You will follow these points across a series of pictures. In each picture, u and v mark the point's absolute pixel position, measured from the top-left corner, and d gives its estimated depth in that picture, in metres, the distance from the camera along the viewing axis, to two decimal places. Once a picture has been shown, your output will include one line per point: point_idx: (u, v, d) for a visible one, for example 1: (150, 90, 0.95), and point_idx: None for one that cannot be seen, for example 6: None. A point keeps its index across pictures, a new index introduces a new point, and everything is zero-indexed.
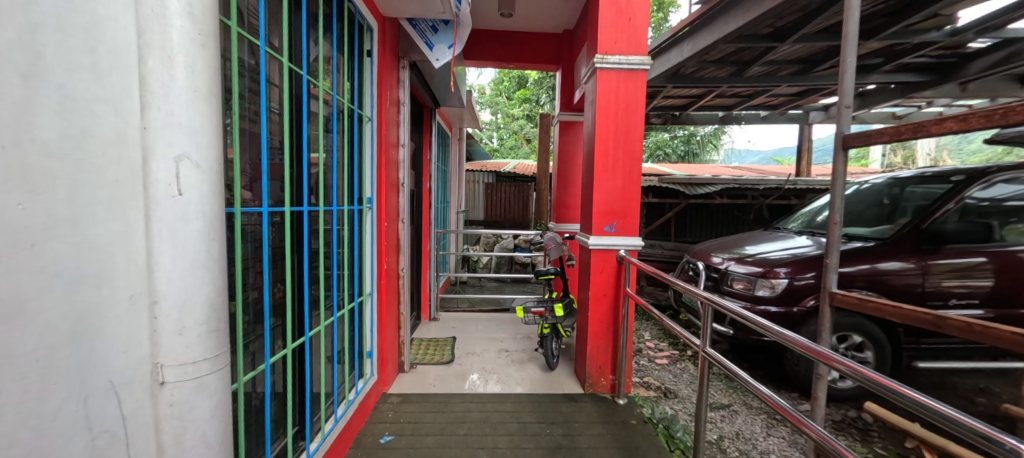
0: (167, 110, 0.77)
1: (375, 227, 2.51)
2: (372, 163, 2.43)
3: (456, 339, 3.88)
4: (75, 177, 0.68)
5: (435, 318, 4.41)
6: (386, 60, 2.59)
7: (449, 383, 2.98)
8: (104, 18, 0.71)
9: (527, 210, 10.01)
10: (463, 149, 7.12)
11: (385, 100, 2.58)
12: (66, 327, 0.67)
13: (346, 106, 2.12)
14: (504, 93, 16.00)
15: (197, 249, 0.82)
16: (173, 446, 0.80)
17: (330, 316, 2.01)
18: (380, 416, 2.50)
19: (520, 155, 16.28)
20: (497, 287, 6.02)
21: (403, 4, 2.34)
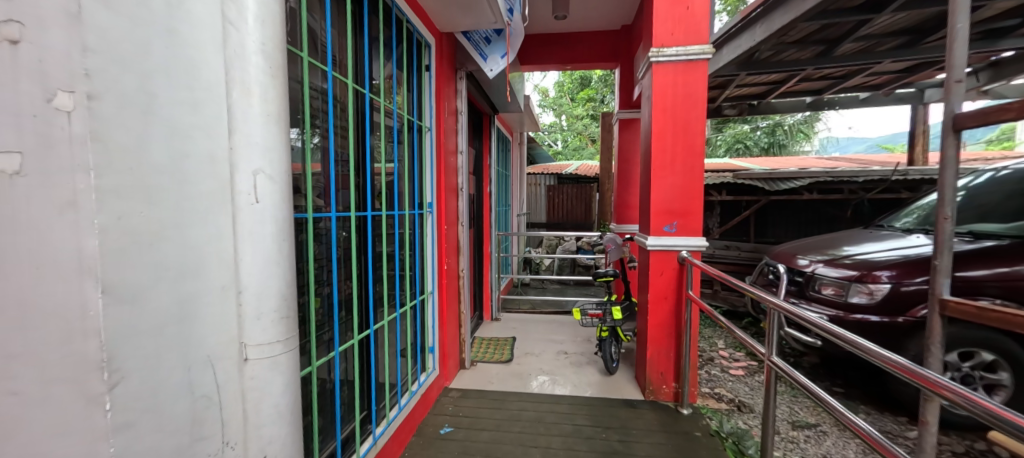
0: (247, 133, 0.93)
1: (436, 230, 2.67)
2: (432, 170, 2.59)
3: (516, 339, 3.95)
4: (176, 186, 0.83)
5: (496, 318, 4.54)
6: (443, 72, 2.74)
7: (507, 382, 3.04)
8: (201, 63, 0.88)
9: (590, 212, 9.83)
10: (524, 153, 7.22)
11: (443, 110, 2.73)
12: (171, 310, 0.83)
13: (407, 119, 2.28)
14: (567, 95, 15.87)
15: (271, 249, 0.97)
16: (252, 411, 0.95)
17: (394, 313, 2.18)
18: (441, 409, 2.65)
19: (585, 157, 16.07)
20: (559, 289, 5.99)
21: (457, 20, 2.46)
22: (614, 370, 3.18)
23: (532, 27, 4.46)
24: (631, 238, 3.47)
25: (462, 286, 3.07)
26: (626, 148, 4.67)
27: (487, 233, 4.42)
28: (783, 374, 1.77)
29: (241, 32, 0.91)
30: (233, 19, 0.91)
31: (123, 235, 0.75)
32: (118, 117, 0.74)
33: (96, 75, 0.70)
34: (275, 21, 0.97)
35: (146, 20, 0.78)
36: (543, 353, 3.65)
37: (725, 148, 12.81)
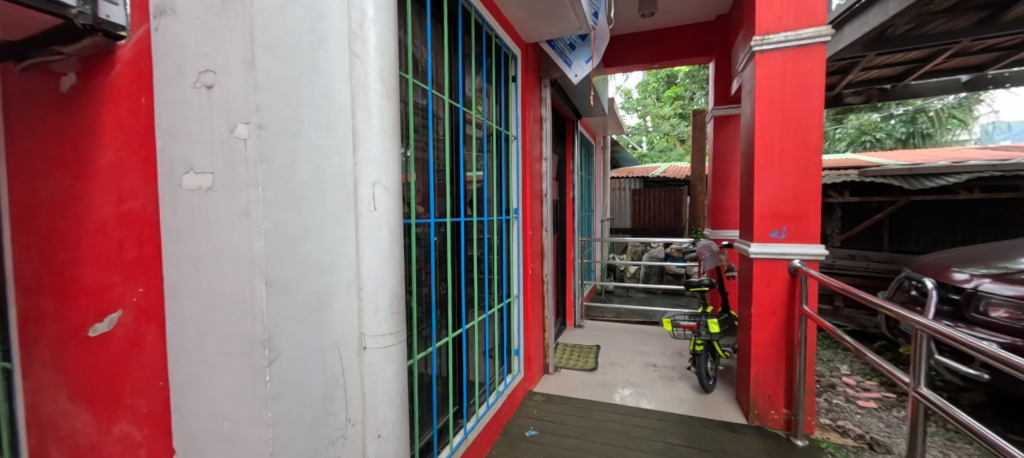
0: (368, 149, 1.05)
1: (521, 236, 2.71)
2: (518, 176, 2.62)
3: (601, 348, 3.82)
4: (317, 196, 0.98)
5: (580, 325, 4.48)
6: (528, 81, 2.78)
7: (592, 391, 2.96)
8: (334, 93, 1.03)
9: (680, 217, 9.15)
10: (607, 157, 7.03)
11: (529, 117, 2.75)
12: (312, 302, 0.97)
13: (495, 128, 2.34)
14: (652, 95, 15.12)
15: (385, 251, 1.08)
16: (371, 393, 1.08)
17: (483, 314, 2.26)
18: (526, 411, 2.68)
19: (673, 159, 15.12)
20: (646, 297, 5.67)
21: (543, 29, 2.48)
22: (711, 388, 2.89)
23: (617, 29, 4.37)
24: (729, 245, 3.13)
25: (546, 292, 3.03)
26: (724, 147, 4.27)
27: (569, 238, 4.38)
28: (933, 407, 1.45)
29: (365, 63, 1.05)
30: (358, 52, 1.05)
31: (281, 239, 0.90)
32: (279, 142, 0.90)
33: (265, 109, 0.86)
34: (390, 49, 1.09)
35: (299, 61, 0.94)
36: (629, 364, 3.48)
37: (848, 142, 10.93)
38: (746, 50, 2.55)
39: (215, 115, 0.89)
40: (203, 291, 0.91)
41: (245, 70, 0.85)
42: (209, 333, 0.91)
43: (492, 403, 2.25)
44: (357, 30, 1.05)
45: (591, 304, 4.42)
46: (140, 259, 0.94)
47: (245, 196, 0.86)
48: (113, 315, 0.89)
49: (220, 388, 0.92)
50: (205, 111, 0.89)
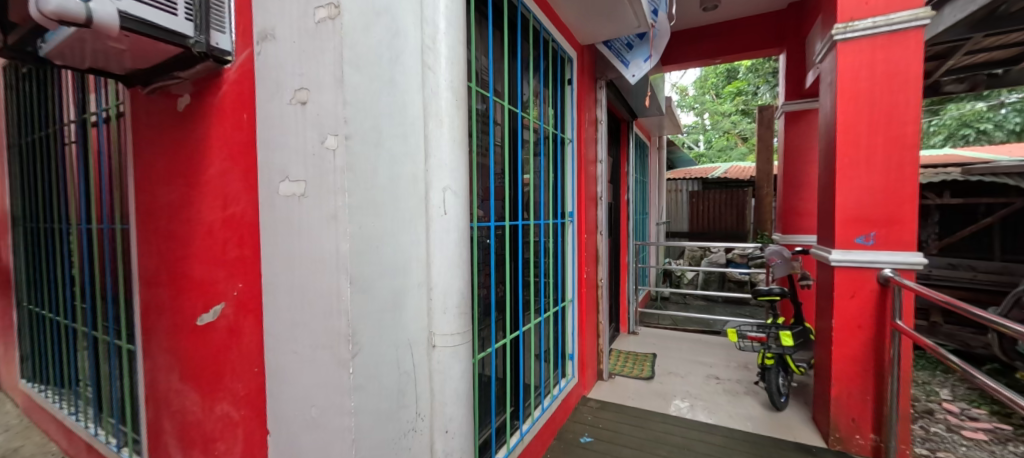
0: (439, 157, 1.11)
1: (576, 241, 2.40)
2: (572, 179, 2.48)
3: (657, 356, 3.65)
4: (393, 201, 1.04)
5: (633, 332, 4.30)
6: (584, 83, 2.56)
7: (647, 401, 2.84)
8: (410, 103, 1.09)
9: (743, 220, 8.32)
10: (664, 158, 6.71)
11: (583, 120, 2.55)
12: (389, 301, 1.04)
13: (551, 132, 2.23)
14: (710, 91, 14.30)
15: (454, 253, 1.13)
16: (440, 389, 1.13)
17: (538, 317, 2.17)
18: (579, 417, 2.63)
19: (734, 158, 14.15)
20: (705, 306, 5.30)
21: (597, 30, 2.25)
22: (783, 406, 2.66)
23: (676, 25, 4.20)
24: (804, 251, 2.87)
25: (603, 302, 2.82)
26: (794, 143, 3.98)
27: (624, 242, 4.21)
28: None
29: (438, 74, 1.10)
30: (430, 64, 1.11)
31: (364, 241, 0.96)
32: (364, 152, 0.97)
33: (352, 121, 0.93)
34: (460, 60, 1.14)
35: (380, 75, 1.01)
36: (688, 375, 3.30)
37: (947, 136, 9.59)
38: (825, 39, 2.35)
39: (308, 127, 0.97)
40: (296, 288, 1.00)
41: (335, 87, 0.92)
42: (300, 326, 1.00)
43: (549, 407, 2.15)
44: (430, 43, 1.11)
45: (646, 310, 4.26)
46: (243, 256, 1.16)
47: (333, 202, 0.93)
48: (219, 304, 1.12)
49: (308, 377, 1.00)
50: (299, 125, 0.98)
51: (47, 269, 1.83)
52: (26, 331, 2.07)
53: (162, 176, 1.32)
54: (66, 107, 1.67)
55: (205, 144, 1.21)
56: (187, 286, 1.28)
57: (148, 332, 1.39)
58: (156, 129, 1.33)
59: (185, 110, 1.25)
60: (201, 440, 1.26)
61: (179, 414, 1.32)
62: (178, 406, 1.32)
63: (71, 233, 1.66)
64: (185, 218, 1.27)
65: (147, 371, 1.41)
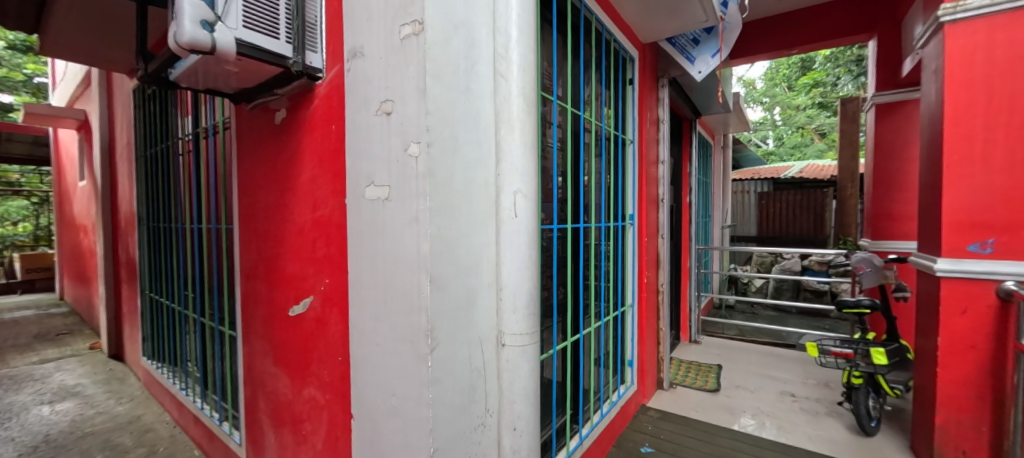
0: (510, 162, 1.14)
1: (637, 244, 2.13)
2: (634, 178, 2.07)
3: (724, 368, 3.22)
4: (468, 204, 1.09)
5: (697, 341, 3.82)
6: (646, 82, 2.26)
7: (713, 414, 2.49)
8: (482, 111, 1.14)
9: (823, 223, 7.45)
10: (730, 159, 6.12)
11: (646, 119, 2.21)
12: (463, 299, 1.09)
13: (612, 132, 1.90)
14: (784, 84, 13.09)
15: (524, 254, 1.16)
16: (509, 386, 1.16)
17: (599, 321, 1.84)
18: (638, 426, 2.36)
19: (811, 156, 12.76)
20: (777, 316, 4.86)
21: (661, 26, 1.98)
22: (876, 432, 2.30)
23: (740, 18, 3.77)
24: (901, 259, 2.56)
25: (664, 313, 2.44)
26: (888, 139, 3.54)
27: (685, 246, 3.80)
28: None
29: (509, 83, 1.15)
30: (502, 72, 1.15)
31: (442, 243, 1.02)
32: (443, 158, 1.02)
33: (433, 130, 0.98)
34: (530, 67, 1.17)
35: (457, 85, 1.06)
36: (760, 391, 2.86)
37: None
38: (929, 20, 2.09)
39: (392, 136, 1.04)
40: (379, 285, 1.08)
41: (418, 98, 0.98)
42: (383, 320, 1.08)
43: (610, 414, 1.84)
44: (502, 52, 1.15)
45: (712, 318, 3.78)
46: (330, 255, 1.25)
47: (415, 206, 1.00)
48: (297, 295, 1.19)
49: (389, 368, 1.07)
50: (384, 134, 1.06)
51: (165, 263, 2.11)
52: (149, 316, 2.42)
53: (261, 182, 1.48)
54: (183, 124, 1.92)
55: (299, 153, 1.34)
56: (280, 281, 1.42)
57: (247, 321, 1.55)
58: (258, 140, 1.49)
59: (281, 123, 1.40)
60: (291, 420, 1.40)
61: (273, 396, 1.46)
62: (272, 388, 1.46)
63: (185, 233, 1.91)
64: (280, 219, 1.41)
65: (246, 355, 1.58)
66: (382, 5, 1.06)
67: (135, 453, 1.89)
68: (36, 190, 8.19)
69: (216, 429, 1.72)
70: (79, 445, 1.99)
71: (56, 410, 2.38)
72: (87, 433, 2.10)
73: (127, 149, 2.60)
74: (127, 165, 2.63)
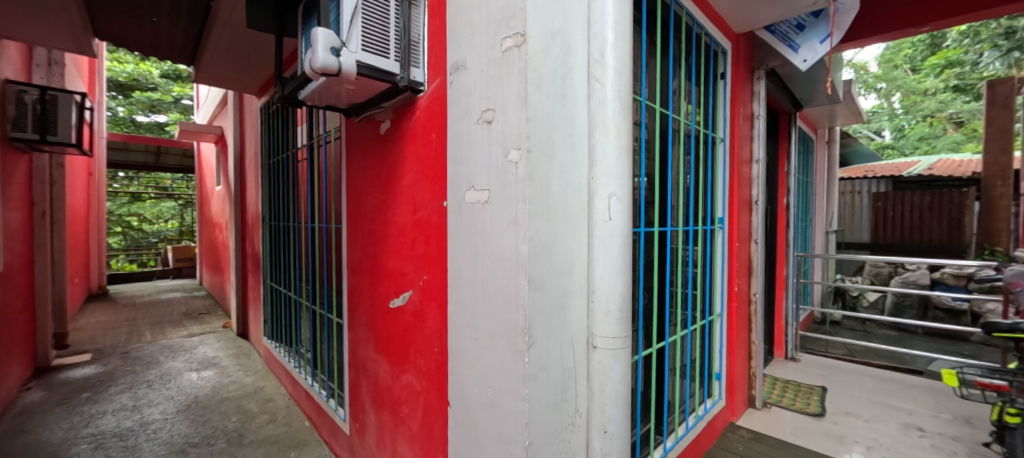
0: (605, 165, 1.15)
1: (727, 249, 2.01)
2: (725, 180, 1.95)
3: (829, 391, 2.73)
4: (564, 207, 1.13)
5: (794, 358, 3.36)
6: (739, 75, 2.10)
7: (819, 442, 2.06)
8: (577, 116, 1.16)
9: (962, 229, 6.22)
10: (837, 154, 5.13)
11: (739, 115, 2.06)
12: (557, 300, 1.12)
13: (702, 131, 1.80)
14: (904, 65, 11.15)
15: (617, 258, 1.16)
16: (600, 388, 1.17)
17: (685, 330, 1.74)
18: (727, 445, 2.02)
19: (943, 149, 10.64)
20: (897, 336, 4.16)
21: (766, 14, 1.82)
22: None
23: None
24: None
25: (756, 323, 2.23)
26: None
27: (781, 254, 3.35)
28: None
29: (604, 87, 1.15)
30: (598, 76, 1.16)
31: (539, 245, 1.05)
32: (541, 164, 1.06)
33: (532, 136, 1.02)
34: (626, 71, 1.16)
35: (555, 92, 1.10)
36: (876, 422, 2.35)
37: None
38: None
39: (493, 143, 1.10)
40: (478, 283, 1.15)
41: (519, 106, 1.03)
42: (481, 316, 1.14)
43: (695, 428, 1.75)
44: (597, 58, 1.16)
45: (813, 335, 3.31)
46: (429, 254, 1.36)
47: (514, 209, 1.05)
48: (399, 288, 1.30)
49: (486, 362, 1.14)
50: (485, 141, 1.12)
51: (284, 257, 2.44)
52: (269, 302, 2.81)
53: (367, 186, 1.65)
54: (300, 135, 2.20)
55: (402, 160, 1.47)
56: (383, 276, 1.57)
57: (353, 311, 1.74)
58: (365, 150, 1.66)
59: (386, 133, 1.54)
60: (391, 403, 1.54)
61: (374, 379, 1.63)
62: (374, 372, 1.63)
63: (301, 231, 2.19)
64: (383, 220, 1.56)
65: (352, 341, 1.77)
66: (484, 20, 1.12)
67: (260, 419, 2.23)
68: (181, 193, 9.92)
69: (324, 404, 1.96)
70: (220, 408, 2.39)
71: (202, 376, 2.88)
72: (225, 398, 2.52)
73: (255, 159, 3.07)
74: (254, 172, 3.10)
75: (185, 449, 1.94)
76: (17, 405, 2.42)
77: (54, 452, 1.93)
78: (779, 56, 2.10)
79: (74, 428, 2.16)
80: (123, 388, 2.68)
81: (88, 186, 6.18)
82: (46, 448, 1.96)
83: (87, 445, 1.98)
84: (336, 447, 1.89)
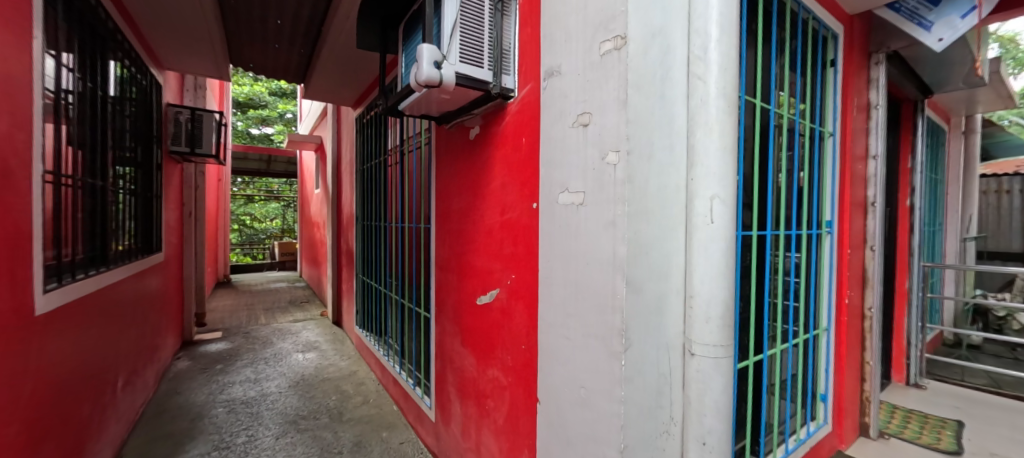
0: (706, 166, 1.07)
1: (836, 255, 1.82)
2: (834, 179, 1.77)
3: (967, 427, 2.31)
4: (661, 207, 1.12)
5: (917, 385, 2.91)
6: (853, 62, 1.88)
7: None
8: (674, 116, 1.11)
9: None
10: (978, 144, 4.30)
11: (851, 107, 1.86)
12: (653, 304, 1.11)
13: (808, 126, 1.66)
14: None
15: (720, 263, 1.07)
16: (698, 399, 1.07)
17: (785, 343, 1.61)
18: None
19: None
20: None
21: None
22: None
23: None
24: None
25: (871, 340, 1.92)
26: None
27: (901, 263, 2.90)
28: None
29: (706, 84, 1.07)
30: (699, 74, 1.08)
31: (637, 247, 1.04)
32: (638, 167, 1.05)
33: (632, 137, 1.01)
34: (732, 65, 1.07)
35: (654, 93, 1.10)
36: None
37: None
38: None
39: (589, 147, 1.12)
40: (570, 284, 1.18)
41: (618, 108, 1.03)
42: (574, 316, 1.16)
43: (795, 452, 1.61)
44: (699, 52, 1.08)
45: (942, 359, 2.82)
46: (516, 255, 1.42)
47: (612, 210, 1.05)
48: (493, 286, 1.37)
49: (579, 362, 1.15)
50: (580, 145, 1.14)
51: (375, 254, 2.69)
52: (361, 294, 3.12)
53: (456, 189, 1.76)
54: (392, 142, 2.41)
55: (490, 164, 1.54)
56: (470, 274, 1.66)
57: (440, 306, 1.88)
58: (454, 155, 1.77)
59: (475, 138, 1.63)
60: (476, 395, 1.62)
61: (460, 371, 1.73)
62: (460, 365, 1.73)
63: (391, 231, 2.41)
64: (471, 221, 1.65)
65: (439, 334, 1.91)
66: (580, 25, 1.14)
67: (355, 400, 2.52)
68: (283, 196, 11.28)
69: (411, 391, 2.16)
70: (322, 387, 2.71)
71: (307, 357, 3.27)
72: (326, 378, 2.85)
73: (350, 165, 3.44)
74: (349, 177, 3.46)
75: (296, 420, 2.27)
76: (173, 370, 2.99)
77: (200, 412, 2.36)
78: (905, 36, 1.84)
79: (213, 393, 2.61)
80: (247, 362, 3.16)
81: (219, 190, 7.35)
82: (195, 407, 2.42)
83: (223, 409, 2.39)
84: (423, 432, 2.06)
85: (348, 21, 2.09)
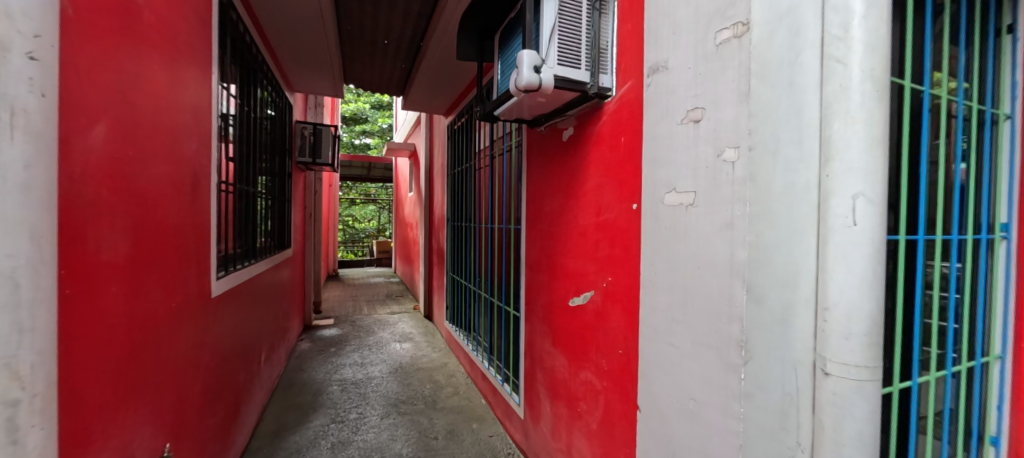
0: (848, 161, 0.86)
1: (1016, 267, 1.46)
2: (1013, 173, 1.43)
3: None
4: (788, 207, 0.93)
5: None
6: None
7: None
8: (805, 105, 0.91)
9: None
10: None
11: None
12: (776, 314, 0.95)
13: (976, 107, 1.37)
14: None
15: (865, 271, 0.85)
16: (832, 427, 0.86)
17: (942, 371, 1.34)
18: None
19: None
20: None
21: None
22: None
23: None
24: None
25: None
26: None
27: None
28: None
29: (847, 65, 0.86)
30: (839, 55, 0.87)
31: (759, 251, 0.95)
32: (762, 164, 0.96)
33: (755, 132, 0.94)
34: (882, 42, 0.85)
35: (778, 81, 0.93)
36: None
37: None
38: None
39: (701, 143, 1.06)
40: (677, 287, 1.12)
41: (738, 101, 0.96)
42: (681, 322, 1.11)
43: None
44: (838, 30, 0.87)
45: None
46: (612, 257, 1.40)
47: (729, 211, 0.98)
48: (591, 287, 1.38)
49: (687, 371, 1.09)
50: (690, 142, 1.08)
51: (465, 252, 2.87)
52: (451, 291, 3.34)
53: (548, 191, 1.80)
54: (482, 147, 2.56)
55: (585, 165, 1.55)
56: (563, 275, 1.69)
57: (530, 306, 1.94)
58: (546, 157, 1.81)
59: (568, 139, 1.65)
60: (568, 396, 1.64)
61: (551, 372, 1.76)
62: (551, 365, 1.77)
63: (482, 231, 2.57)
64: (565, 222, 1.68)
65: (528, 333, 1.98)
66: (692, 17, 1.08)
67: (447, 390, 2.69)
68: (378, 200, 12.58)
69: (501, 387, 2.26)
70: (418, 375, 2.95)
71: (403, 347, 3.58)
72: (421, 367, 3.09)
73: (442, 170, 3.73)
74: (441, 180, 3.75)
75: (397, 404, 2.50)
76: (298, 350, 3.51)
77: (320, 388, 2.73)
78: None
79: (329, 373, 2.99)
80: (354, 348, 3.56)
81: (331, 195, 8.46)
82: (316, 384, 2.80)
83: (338, 387, 2.73)
84: (512, 429, 2.14)
85: (446, 34, 2.27)
